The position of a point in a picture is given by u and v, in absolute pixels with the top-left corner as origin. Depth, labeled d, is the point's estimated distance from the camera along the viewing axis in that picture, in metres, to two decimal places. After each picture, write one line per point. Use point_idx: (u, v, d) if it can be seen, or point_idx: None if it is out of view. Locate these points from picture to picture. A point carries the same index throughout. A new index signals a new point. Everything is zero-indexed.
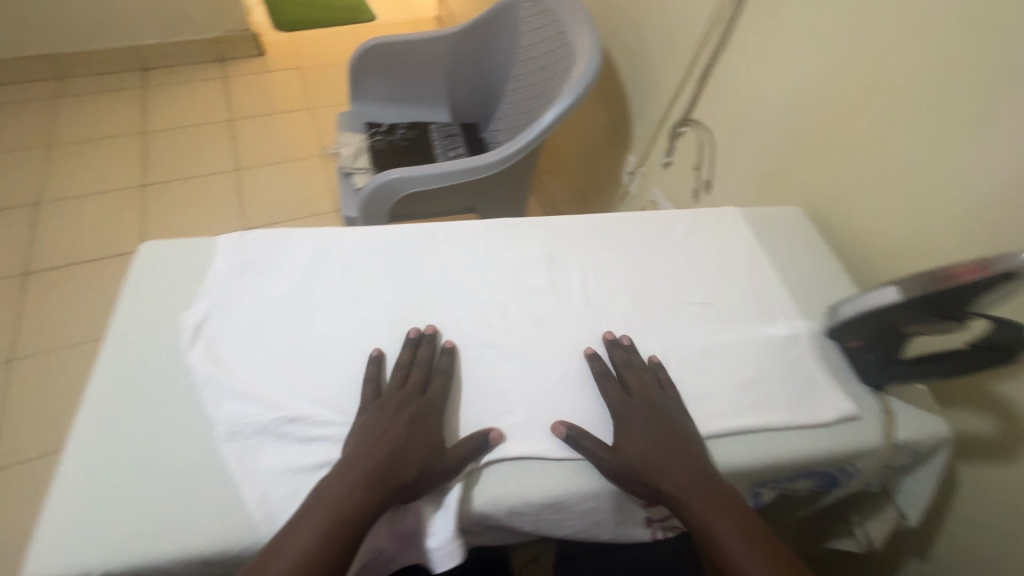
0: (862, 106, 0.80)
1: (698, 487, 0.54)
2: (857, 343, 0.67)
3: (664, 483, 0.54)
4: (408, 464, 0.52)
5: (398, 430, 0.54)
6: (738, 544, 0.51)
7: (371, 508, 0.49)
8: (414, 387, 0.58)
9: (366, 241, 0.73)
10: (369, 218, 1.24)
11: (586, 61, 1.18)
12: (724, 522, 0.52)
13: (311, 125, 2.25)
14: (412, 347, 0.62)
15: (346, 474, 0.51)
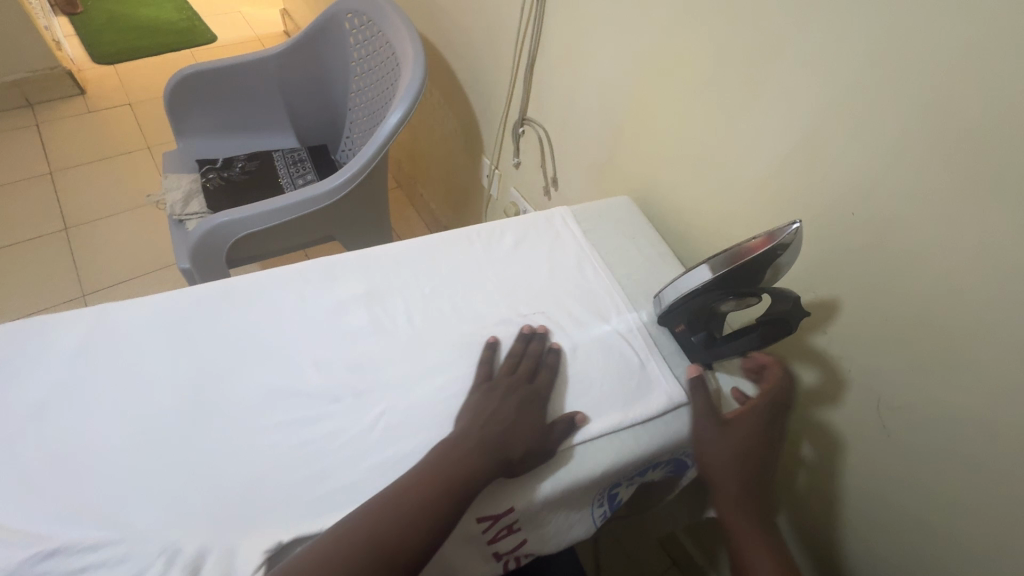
0: (662, 95, 0.83)
1: (746, 479, 0.61)
2: (680, 328, 0.70)
3: (720, 475, 0.61)
4: (517, 443, 0.56)
5: (508, 414, 0.58)
6: (752, 538, 0.60)
7: (474, 477, 0.53)
8: (524, 376, 0.63)
9: (150, 312, 0.64)
10: (203, 268, 1.11)
11: (413, 70, 1.13)
12: (749, 513, 0.61)
13: (151, 165, 2.02)
14: (526, 341, 0.66)
15: (445, 459, 0.54)
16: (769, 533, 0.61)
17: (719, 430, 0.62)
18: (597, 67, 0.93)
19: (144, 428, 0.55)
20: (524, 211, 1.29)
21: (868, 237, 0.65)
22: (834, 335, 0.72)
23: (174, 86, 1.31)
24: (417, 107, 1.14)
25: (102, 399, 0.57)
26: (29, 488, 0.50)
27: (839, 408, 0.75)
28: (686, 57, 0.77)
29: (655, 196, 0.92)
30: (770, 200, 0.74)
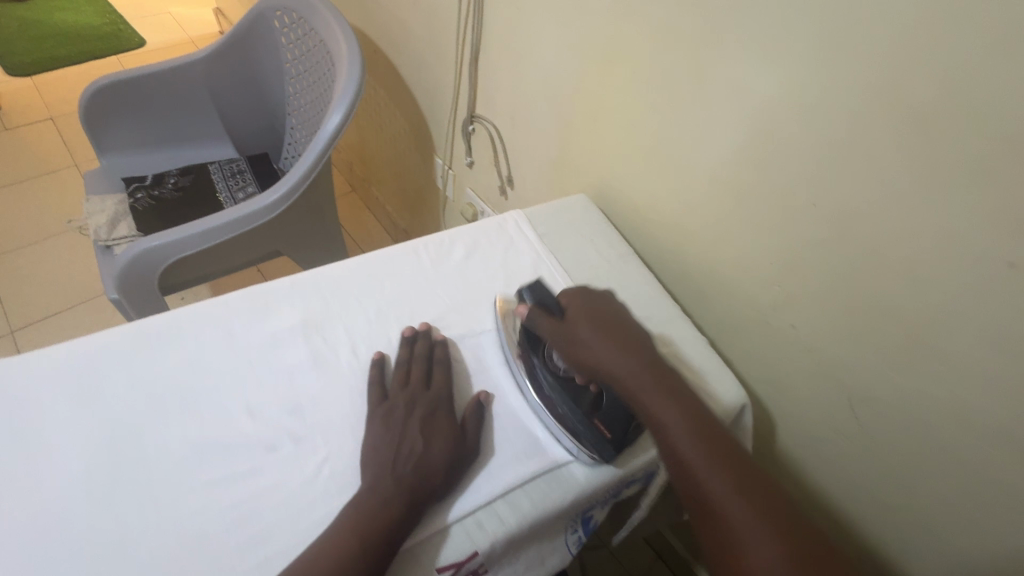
0: (610, 88, 0.79)
1: (645, 373, 0.57)
2: (600, 435, 0.57)
3: (621, 375, 0.57)
4: (434, 464, 0.53)
5: (415, 437, 0.54)
6: (680, 429, 0.53)
7: (397, 519, 0.49)
8: (417, 383, 0.59)
9: (50, 365, 0.56)
10: (133, 297, 1.02)
11: (350, 68, 1.05)
12: (670, 402, 0.55)
13: (79, 184, 1.87)
14: (409, 345, 0.62)
15: (360, 504, 0.50)
16: (727, 446, 0.52)
17: (588, 335, 0.60)
18: (541, 59, 0.88)
19: (48, 505, 0.48)
20: (482, 212, 1.23)
21: (831, 225, 0.62)
22: (803, 329, 0.70)
23: (88, 99, 1.20)
24: (358, 108, 1.07)
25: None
26: None
27: (811, 402, 0.73)
28: (633, 46, 0.73)
29: (612, 193, 0.88)
30: (729, 193, 0.71)
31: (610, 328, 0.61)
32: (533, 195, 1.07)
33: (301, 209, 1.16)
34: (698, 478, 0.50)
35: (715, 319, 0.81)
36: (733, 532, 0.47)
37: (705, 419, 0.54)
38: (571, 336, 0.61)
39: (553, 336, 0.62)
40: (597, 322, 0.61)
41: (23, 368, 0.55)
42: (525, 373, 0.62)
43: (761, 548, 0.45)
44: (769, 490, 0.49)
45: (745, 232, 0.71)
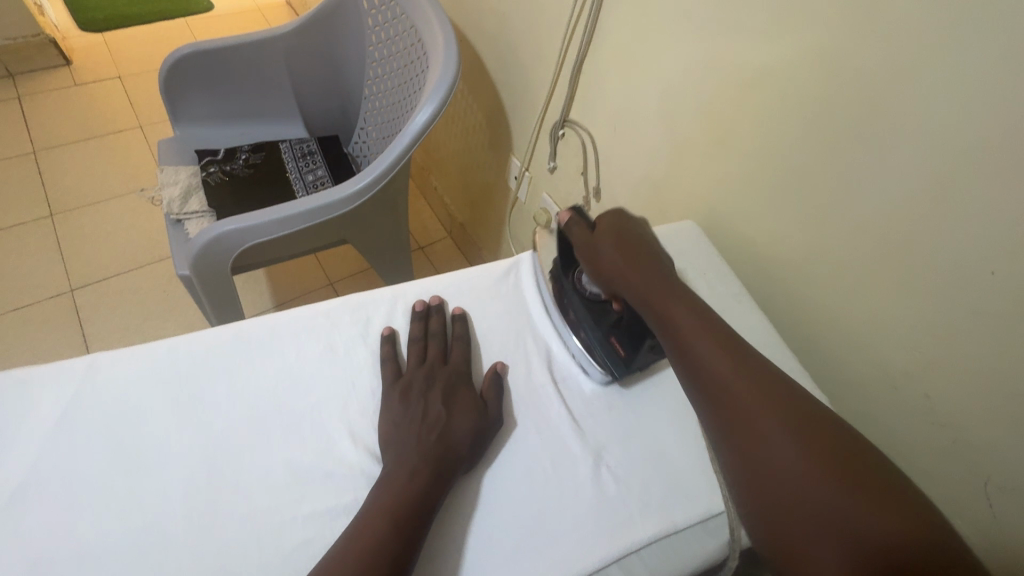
0: (741, 112, 0.72)
1: (668, 289, 0.57)
2: (613, 351, 0.60)
3: (637, 285, 0.58)
4: (460, 438, 0.52)
5: (438, 412, 0.54)
6: (705, 346, 0.51)
7: (426, 490, 0.48)
8: (435, 359, 0.59)
9: (147, 366, 0.53)
10: (204, 276, 0.99)
11: (445, 62, 1.01)
12: (694, 317, 0.53)
13: (142, 148, 1.87)
14: (422, 320, 0.61)
15: (391, 479, 0.48)
16: (755, 368, 0.48)
17: (607, 248, 0.61)
18: (661, 71, 0.81)
19: (145, 525, 0.45)
20: (557, 220, 1.18)
21: (1000, 297, 0.54)
22: (940, 400, 0.63)
23: (170, 67, 1.18)
24: (446, 108, 1.02)
25: (94, 483, 0.47)
26: None
27: (934, 478, 0.66)
28: (781, 72, 0.66)
29: (722, 221, 0.82)
30: (872, 243, 0.64)
31: (626, 242, 0.62)
32: (621, 211, 1.01)
33: (374, 202, 1.12)
34: (714, 381, 0.48)
35: (827, 372, 0.75)
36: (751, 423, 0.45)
37: (730, 336, 0.51)
38: (593, 253, 0.62)
39: (581, 252, 0.63)
40: (615, 232, 0.62)
41: (132, 363, 0.53)
42: (555, 294, 0.65)
43: (777, 435, 0.44)
44: (781, 384, 0.47)
45: (881, 287, 0.65)
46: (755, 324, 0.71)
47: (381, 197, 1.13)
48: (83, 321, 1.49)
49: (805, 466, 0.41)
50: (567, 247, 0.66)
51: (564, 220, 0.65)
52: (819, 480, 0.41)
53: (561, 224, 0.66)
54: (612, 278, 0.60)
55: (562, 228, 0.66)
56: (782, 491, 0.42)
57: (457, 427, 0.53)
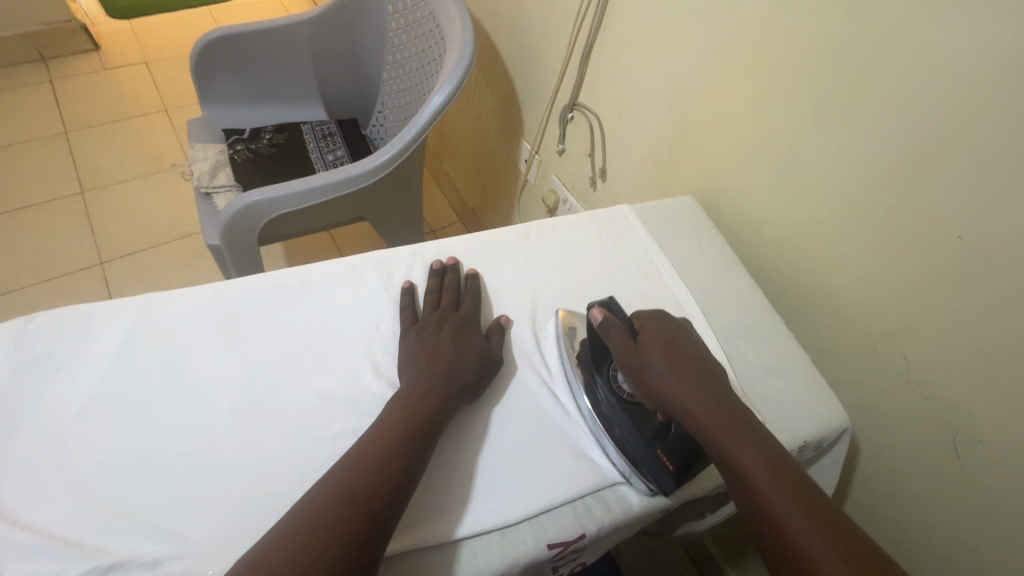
0: (739, 92, 0.77)
1: (724, 414, 0.53)
2: (662, 466, 0.54)
3: (691, 408, 0.54)
4: (466, 373, 0.58)
5: (449, 348, 0.60)
6: (770, 488, 0.48)
7: (434, 414, 0.54)
8: (449, 306, 0.64)
9: (197, 305, 0.59)
10: (232, 242, 1.06)
11: (462, 47, 1.07)
12: (752, 449, 0.51)
13: (168, 131, 1.94)
14: (438, 275, 0.67)
15: (403, 402, 0.54)
16: (817, 509, 0.47)
17: (658, 364, 0.57)
18: (665, 55, 0.86)
19: (197, 437, 0.52)
20: (565, 200, 1.23)
21: (970, 260, 0.59)
22: (916, 360, 0.68)
23: (201, 49, 1.24)
24: (461, 90, 1.08)
25: (151, 398, 0.53)
26: (81, 500, 0.47)
27: (909, 434, 0.71)
28: (776, 54, 0.70)
29: (720, 197, 0.87)
30: (856, 213, 0.69)
31: (673, 353, 0.58)
32: (625, 191, 1.06)
33: (391, 179, 1.18)
34: (785, 534, 0.46)
35: (814, 339, 0.79)
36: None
37: (790, 468, 0.50)
38: (641, 365, 0.57)
39: (624, 361, 0.58)
40: (662, 340, 0.59)
41: (183, 303, 0.59)
42: (591, 400, 0.60)
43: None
44: (850, 535, 0.46)
45: (864, 254, 0.69)
46: (747, 290, 0.76)
47: (397, 175, 1.19)
48: (112, 291, 1.57)
49: None
50: (599, 353, 0.61)
51: (600, 322, 0.60)
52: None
53: (596, 325, 0.61)
54: (664, 397, 0.56)
55: (598, 330, 0.61)
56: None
57: (464, 364, 0.58)
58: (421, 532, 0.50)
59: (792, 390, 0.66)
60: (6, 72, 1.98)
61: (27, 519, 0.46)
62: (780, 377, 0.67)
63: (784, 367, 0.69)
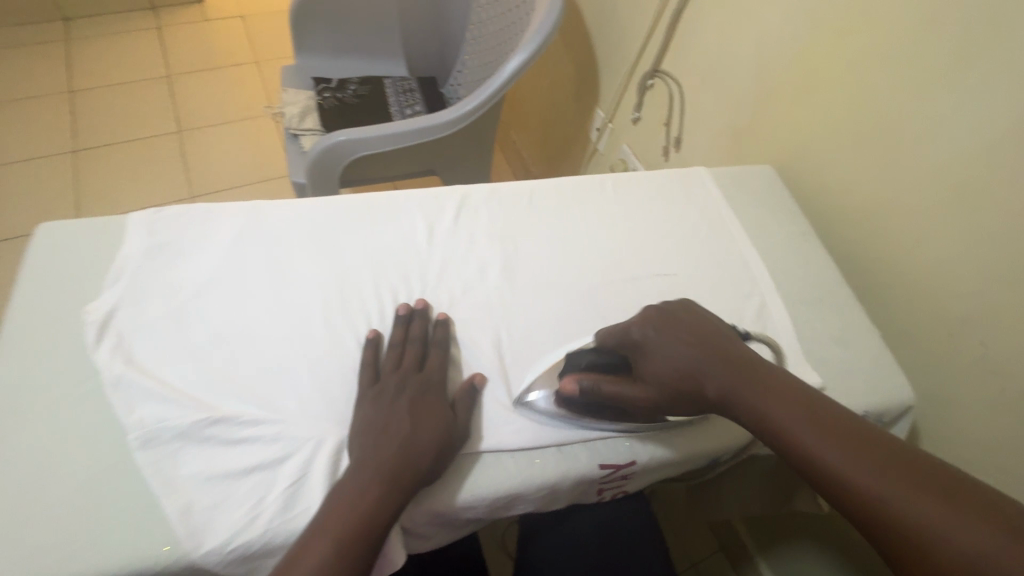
0: (837, 59, 0.75)
1: (760, 387, 0.50)
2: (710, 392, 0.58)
3: (727, 393, 0.51)
4: (422, 453, 0.49)
5: (402, 423, 0.50)
6: (830, 451, 0.45)
7: (380, 509, 0.46)
8: (410, 365, 0.55)
9: (295, 215, 0.65)
10: (315, 179, 1.13)
11: (550, 8, 1.08)
12: (800, 416, 0.48)
13: (257, 80, 2.07)
14: (404, 324, 0.58)
15: (338, 499, 0.46)
16: (876, 458, 0.44)
17: (675, 350, 0.53)
18: (760, 20, 0.84)
19: (289, 326, 0.57)
20: (633, 170, 1.23)
21: None
22: (995, 347, 0.65)
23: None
24: (542, 52, 1.09)
25: (254, 286, 0.59)
26: (196, 362, 0.53)
27: (976, 423, 0.68)
28: (886, 19, 0.68)
29: (804, 170, 0.84)
30: (955, 190, 0.66)
31: (669, 339, 0.54)
32: (699, 162, 1.05)
33: (465, 135, 1.22)
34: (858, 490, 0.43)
35: (889, 321, 0.77)
36: (902, 505, 0.41)
37: (840, 421, 0.47)
38: (663, 375, 0.53)
39: (643, 390, 0.53)
40: (649, 325, 0.56)
41: (284, 213, 0.65)
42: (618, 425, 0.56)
43: (926, 509, 0.41)
44: (886, 446, 0.45)
45: (955, 234, 0.67)
46: (820, 263, 0.74)
47: (472, 131, 1.22)
48: None
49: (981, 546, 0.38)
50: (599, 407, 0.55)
51: (589, 389, 0.53)
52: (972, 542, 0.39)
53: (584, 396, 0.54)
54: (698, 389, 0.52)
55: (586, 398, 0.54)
56: (939, 556, 0.39)
57: (410, 452, 0.48)
58: (485, 434, 0.54)
59: (857, 362, 0.65)
60: (120, 17, 2.15)
61: (153, 371, 0.52)
62: (847, 349, 0.66)
63: (852, 339, 0.68)
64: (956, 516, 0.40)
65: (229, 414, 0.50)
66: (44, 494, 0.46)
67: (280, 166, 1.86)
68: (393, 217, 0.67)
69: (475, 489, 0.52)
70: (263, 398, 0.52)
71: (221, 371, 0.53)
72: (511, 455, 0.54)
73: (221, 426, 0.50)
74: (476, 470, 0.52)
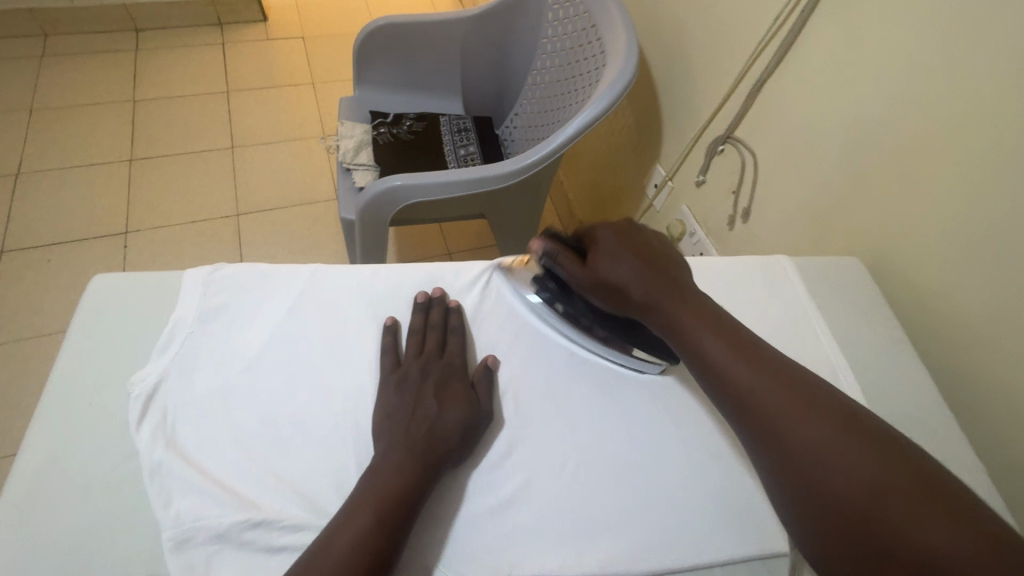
0: (949, 154, 0.68)
1: (678, 295, 0.55)
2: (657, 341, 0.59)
3: (649, 298, 0.55)
4: (447, 431, 0.51)
5: (427, 406, 0.52)
6: (718, 352, 0.50)
7: (417, 487, 0.47)
8: (432, 351, 0.57)
9: (354, 285, 0.62)
10: (366, 221, 1.10)
11: (622, 66, 1.04)
12: (708, 330, 0.52)
13: (312, 101, 2.09)
14: (424, 311, 0.60)
15: (354, 505, 0.45)
16: (757, 363, 0.49)
17: (610, 254, 0.57)
18: (856, 101, 0.78)
19: (342, 414, 0.53)
20: (692, 232, 1.18)
21: None
22: None
23: (367, 36, 1.31)
24: (611, 109, 1.05)
25: (308, 363, 0.55)
26: (241, 450, 0.49)
27: None
28: (1014, 122, 0.61)
29: (898, 264, 0.78)
30: None
31: (620, 244, 0.58)
32: (769, 236, 0.99)
33: (521, 184, 1.19)
34: (737, 389, 0.48)
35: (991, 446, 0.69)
36: (782, 414, 0.46)
37: (736, 332, 0.52)
38: (594, 273, 0.57)
39: (579, 278, 0.58)
40: (609, 226, 0.59)
41: (344, 282, 0.61)
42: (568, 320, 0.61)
43: (801, 418, 0.45)
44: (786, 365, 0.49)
45: None
46: (916, 376, 0.67)
47: (529, 179, 1.19)
48: (244, 241, 1.72)
49: (827, 440, 0.44)
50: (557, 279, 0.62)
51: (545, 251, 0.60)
52: (835, 447, 0.43)
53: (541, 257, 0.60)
54: (625, 290, 0.56)
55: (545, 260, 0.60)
56: (798, 448, 0.44)
57: (430, 431, 0.50)
58: (545, 563, 0.48)
59: None
60: (188, 31, 2.22)
61: (196, 458, 0.49)
62: None
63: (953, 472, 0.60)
64: (824, 425, 0.44)
65: (270, 519, 0.46)
66: None
67: (327, 189, 1.86)
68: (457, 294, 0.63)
69: None
70: (308, 500, 0.48)
71: (266, 465, 0.49)
72: None
73: (261, 531, 0.46)
74: None
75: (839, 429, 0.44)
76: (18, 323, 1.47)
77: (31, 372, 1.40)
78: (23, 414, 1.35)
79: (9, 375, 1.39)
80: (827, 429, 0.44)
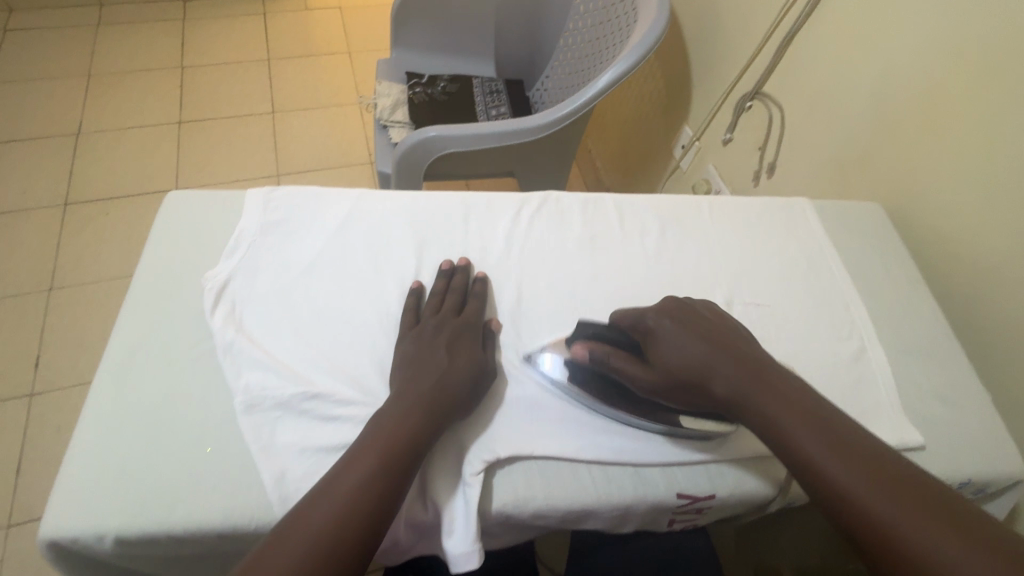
0: (974, 99, 0.69)
1: (759, 376, 0.50)
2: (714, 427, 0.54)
3: (727, 379, 0.50)
4: (452, 384, 0.52)
5: (439, 362, 0.53)
6: (814, 446, 0.45)
7: (419, 435, 0.48)
8: (449, 310, 0.58)
9: (395, 208, 0.67)
10: (401, 171, 1.16)
11: (652, 24, 1.06)
12: (796, 416, 0.47)
13: (348, 69, 2.16)
14: (447, 276, 0.61)
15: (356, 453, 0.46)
16: (850, 448, 0.45)
17: (675, 341, 0.53)
18: (884, 50, 0.79)
19: (384, 315, 0.59)
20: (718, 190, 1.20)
21: None
22: None
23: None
24: (639, 66, 1.08)
25: (354, 272, 0.61)
26: (297, 339, 0.56)
27: None
28: None
29: (919, 211, 0.79)
30: None
31: (674, 334, 0.53)
32: (793, 190, 1.01)
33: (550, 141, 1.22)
34: (836, 486, 0.44)
35: (1002, 383, 0.71)
36: (889, 514, 0.41)
37: (824, 415, 0.47)
38: (664, 367, 0.52)
39: (639, 379, 0.53)
40: (664, 314, 0.55)
41: (387, 205, 0.67)
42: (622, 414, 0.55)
43: (905, 515, 0.41)
44: (867, 445, 0.45)
45: None
46: (928, 314, 0.69)
47: (557, 137, 1.22)
48: None
49: (934, 539, 0.40)
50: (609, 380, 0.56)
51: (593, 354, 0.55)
52: (941, 544, 0.39)
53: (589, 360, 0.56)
54: (700, 377, 0.51)
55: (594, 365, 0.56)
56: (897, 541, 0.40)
57: (437, 384, 0.51)
58: (564, 445, 0.54)
59: (962, 424, 0.61)
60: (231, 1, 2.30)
61: (260, 342, 0.55)
62: (952, 407, 0.62)
63: (958, 398, 0.63)
64: (931, 523, 0.40)
65: (323, 394, 0.53)
66: (153, 452, 0.49)
67: (362, 153, 1.93)
68: (489, 219, 0.68)
69: (549, 499, 0.51)
70: (355, 381, 0.54)
71: (320, 352, 0.56)
72: (587, 467, 0.53)
73: (316, 403, 0.52)
74: (551, 477, 0.52)
75: (940, 526, 0.40)
76: (83, 269, 1.59)
77: (95, 313, 1.52)
78: (87, 350, 1.48)
79: (76, 314, 1.51)
80: (929, 524, 0.40)
